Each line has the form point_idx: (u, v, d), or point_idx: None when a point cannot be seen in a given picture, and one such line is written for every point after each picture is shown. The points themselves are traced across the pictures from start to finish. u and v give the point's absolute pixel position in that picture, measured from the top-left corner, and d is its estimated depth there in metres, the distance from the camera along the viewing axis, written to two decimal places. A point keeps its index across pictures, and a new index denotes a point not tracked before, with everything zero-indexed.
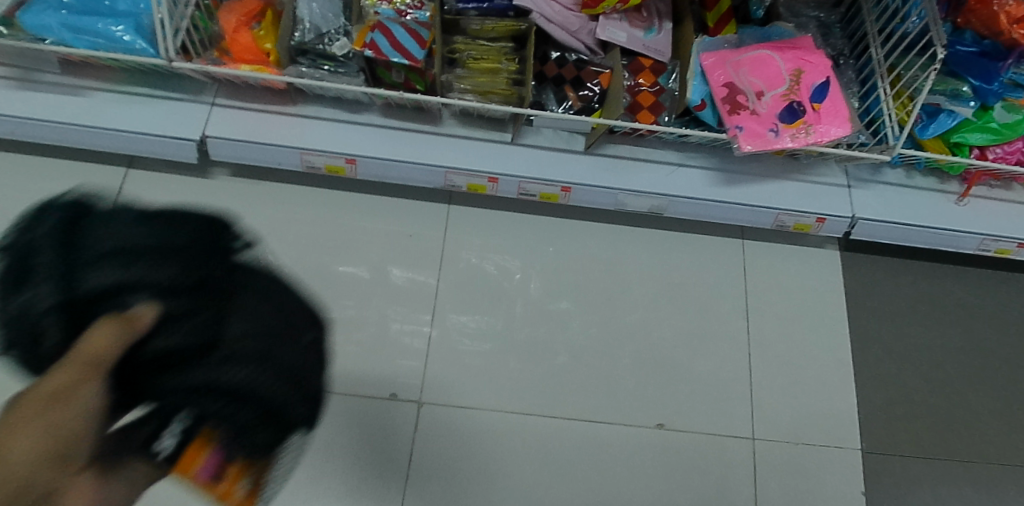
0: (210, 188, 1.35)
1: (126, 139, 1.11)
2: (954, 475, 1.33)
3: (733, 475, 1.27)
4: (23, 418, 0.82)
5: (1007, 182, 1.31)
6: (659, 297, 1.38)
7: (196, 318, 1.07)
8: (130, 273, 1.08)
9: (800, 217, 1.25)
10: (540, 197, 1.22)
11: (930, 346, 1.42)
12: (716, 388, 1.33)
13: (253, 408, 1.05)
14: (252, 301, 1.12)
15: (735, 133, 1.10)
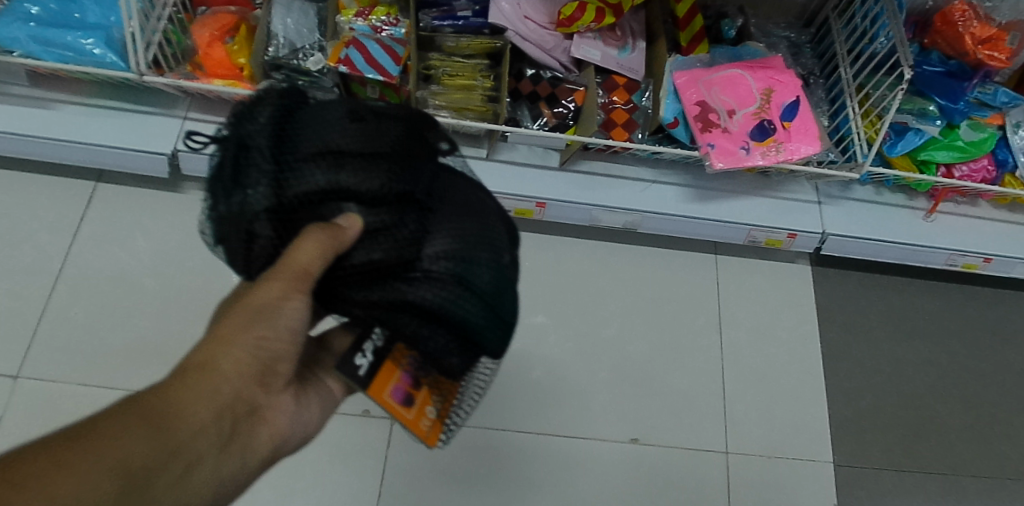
0: (183, 202, 1.34)
1: (98, 153, 1.10)
2: (924, 487, 1.34)
3: (706, 489, 1.28)
4: (232, 326, 0.63)
5: (973, 198, 1.34)
6: (634, 311, 1.39)
7: (405, 229, 0.62)
8: (315, 178, 0.61)
9: (772, 233, 1.27)
10: (516, 212, 1.23)
11: (900, 359, 1.44)
12: (690, 402, 1.34)
13: (450, 333, 0.63)
14: (456, 222, 0.64)
15: (707, 151, 1.11)
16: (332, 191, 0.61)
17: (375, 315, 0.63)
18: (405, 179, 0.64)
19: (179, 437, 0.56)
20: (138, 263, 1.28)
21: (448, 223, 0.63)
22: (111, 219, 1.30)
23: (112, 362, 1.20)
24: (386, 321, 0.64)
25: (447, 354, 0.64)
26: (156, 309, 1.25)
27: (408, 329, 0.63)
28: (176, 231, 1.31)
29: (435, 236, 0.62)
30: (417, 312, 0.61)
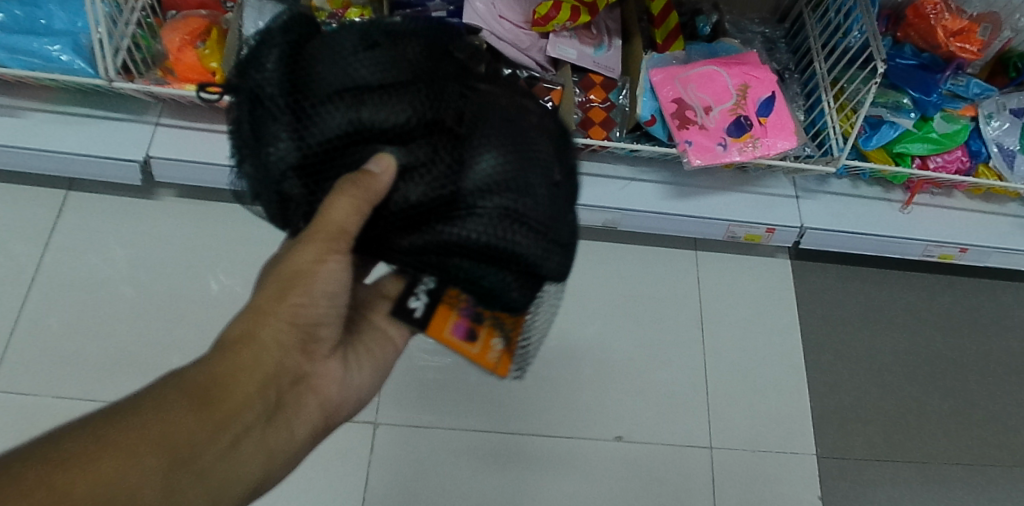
0: (157, 208, 1.32)
1: (69, 161, 1.08)
2: (906, 476, 1.36)
3: (692, 484, 1.28)
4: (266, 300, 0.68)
5: (948, 189, 1.35)
6: (616, 309, 1.39)
7: (440, 158, 0.61)
8: (336, 116, 0.59)
9: (751, 228, 1.27)
10: None
11: (880, 350, 1.46)
12: (674, 398, 1.34)
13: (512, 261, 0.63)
14: (493, 144, 0.63)
15: (684, 148, 1.12)
16: (354, 129, 0.60)
17: (425, 248, 0.63)
18: (432, 106, 0.61)
19: (224, 418, 0.62)
20: (112, 272, 1.26)
21: (487, 146, 0.63)
22: (84, 228, 1.28)
23: (88, 373, 1.18)
24: (438, 256, 0.64)
25: (511, 286, 0.65)
26: (133, 318, 1.23)
27: (461, 265, 0.63)
28: (151, 239, 1.29)
29: (476, 160, 0.62)
30: (469, 245, 0.62)
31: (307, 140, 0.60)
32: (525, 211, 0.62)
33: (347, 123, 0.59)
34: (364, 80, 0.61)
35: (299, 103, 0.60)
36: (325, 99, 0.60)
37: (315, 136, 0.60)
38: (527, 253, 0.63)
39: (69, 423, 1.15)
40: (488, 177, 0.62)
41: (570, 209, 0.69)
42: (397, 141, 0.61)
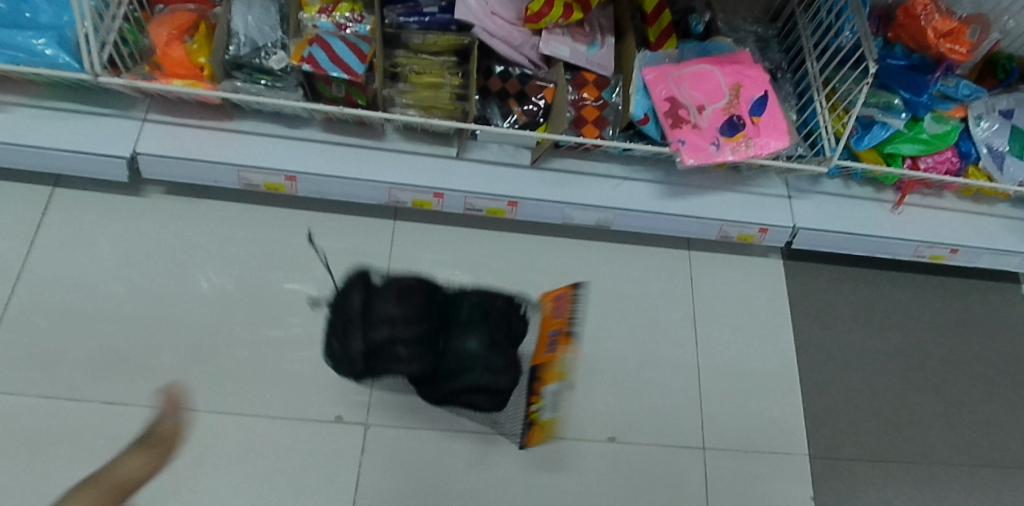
0: (144, 206, 1.30)
1: (52, 158, 1.06)
2: (898, 476, 1.36)
3: (684, 486, 1.27)
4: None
5: (938, 190, 1.36)
6: (609, 309, 1.38)
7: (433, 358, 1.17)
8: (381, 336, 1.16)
9: (744, 228, 1.27)
10: (487, 212, 1.22)
11: (871, 351, 1.45)
12: (666, 399, 1.33)
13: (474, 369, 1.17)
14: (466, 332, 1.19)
15: (677, 147, 1.11)
16: (392, 341, 1.16)
17: (440, 393, 1.19)
18: (429, 336, 1.18)
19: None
20: (98, 270, 1.24)
21: (466, 338, 1.19)
22: (69, 225, 1.26)
23: (73, 374, 1.17)
24: (448, 395, 1.19)
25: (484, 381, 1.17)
26: (119, 317, 1.22)
27: (458, 390, 1.18)
28: (138, 237, 1.27)
29: (462, 345, 1.18)
30: (463, 386, 1.17)
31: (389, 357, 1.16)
32: (489, 367, 1.18)
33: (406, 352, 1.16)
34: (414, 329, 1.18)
35: (388, 349, 1.16)
36: (397, 343, 1.16)
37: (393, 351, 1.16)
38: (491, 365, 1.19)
39: (53, 423, 1.13)
40: (472, 358, 1.18)
41: (514, 350, 1.23)
42: (413, 358, 1.16)
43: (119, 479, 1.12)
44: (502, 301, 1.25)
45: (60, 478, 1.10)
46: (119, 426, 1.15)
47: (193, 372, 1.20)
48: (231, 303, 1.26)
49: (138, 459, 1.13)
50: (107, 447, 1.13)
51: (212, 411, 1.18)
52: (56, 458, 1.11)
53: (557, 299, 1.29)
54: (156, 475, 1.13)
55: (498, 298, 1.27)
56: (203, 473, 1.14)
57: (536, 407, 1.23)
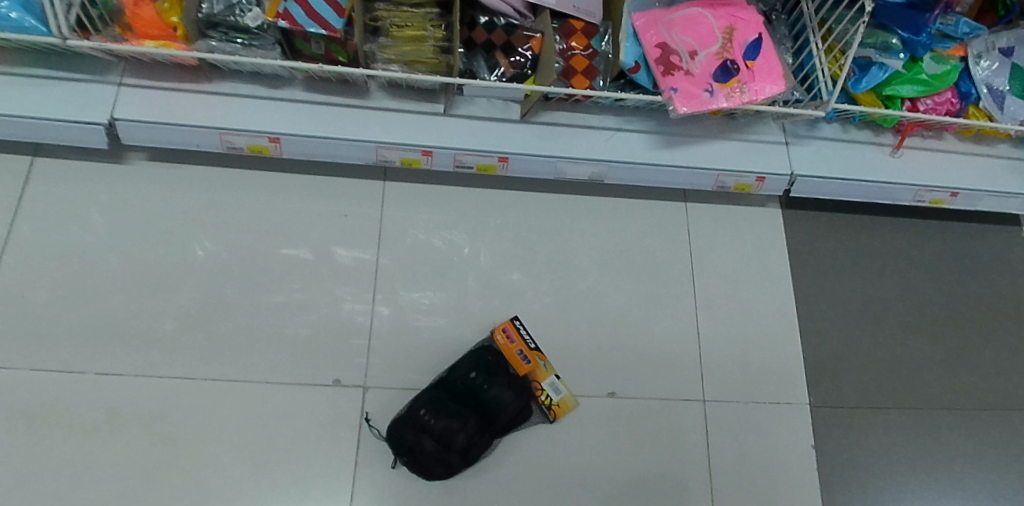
0: (129, 173, 1.27)
1: (30, 126, 1.04)
2: (899, 423, 1.36)
3: (685, 438, 1.28)
4: None
5: (939, 131, 1.32)
6: (606, 265, 1.37)
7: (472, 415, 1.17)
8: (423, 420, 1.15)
9: (740, 177, 1.24)
10: (477, 169, 1.19)
11: (872, 298, 1.44)
12: (667, 353, 1.32)
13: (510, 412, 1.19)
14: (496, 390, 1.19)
15: (670, 95, 1.08)
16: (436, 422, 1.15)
17: (493, 435, 1.19)
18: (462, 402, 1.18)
19: None
20: (84, 241, 1.22)
21: (497, 390, 1.19)
22: (54, 194, 1.24)
23: (68, 345, 1.16)
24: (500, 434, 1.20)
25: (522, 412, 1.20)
26: (108, 287, 1.20)
27: (505, 424, 1.19)
28: (124, 206, 1.25)
29: (492, 394, 1.18)
30: (508, 420, 1.19)
31: (446, 450, 1.15)
32: (517, 397, 1.19)
33: (452, 435, 1.14)
34: (437, 411, 1.16)
35: (431, 446, 1.14)
36: (432, 434, 1.14)
37: (435, 436, 1.14)
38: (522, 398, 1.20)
39: (49, 396, 1.13)
40: (501, 402, 1.18)
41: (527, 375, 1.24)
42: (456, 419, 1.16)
43: (122, 448, 1.13)
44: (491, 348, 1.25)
45: (63, 448, 1.11)
46: (117, 395, 1.15)
47: (188, 340, 1.19)
48: (224, 269, 1.24)
49: (138, 427, 1.14)
50: (105, 418, 1.14)
51: (208, 379, 1.18)
52: (54, 431, 1.12)
53: (505, 330, 1.25)
54: (154, 445, 1.14)
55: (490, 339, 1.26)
56: (203, 441, 1.15)
57: (545, 395, 1.24)
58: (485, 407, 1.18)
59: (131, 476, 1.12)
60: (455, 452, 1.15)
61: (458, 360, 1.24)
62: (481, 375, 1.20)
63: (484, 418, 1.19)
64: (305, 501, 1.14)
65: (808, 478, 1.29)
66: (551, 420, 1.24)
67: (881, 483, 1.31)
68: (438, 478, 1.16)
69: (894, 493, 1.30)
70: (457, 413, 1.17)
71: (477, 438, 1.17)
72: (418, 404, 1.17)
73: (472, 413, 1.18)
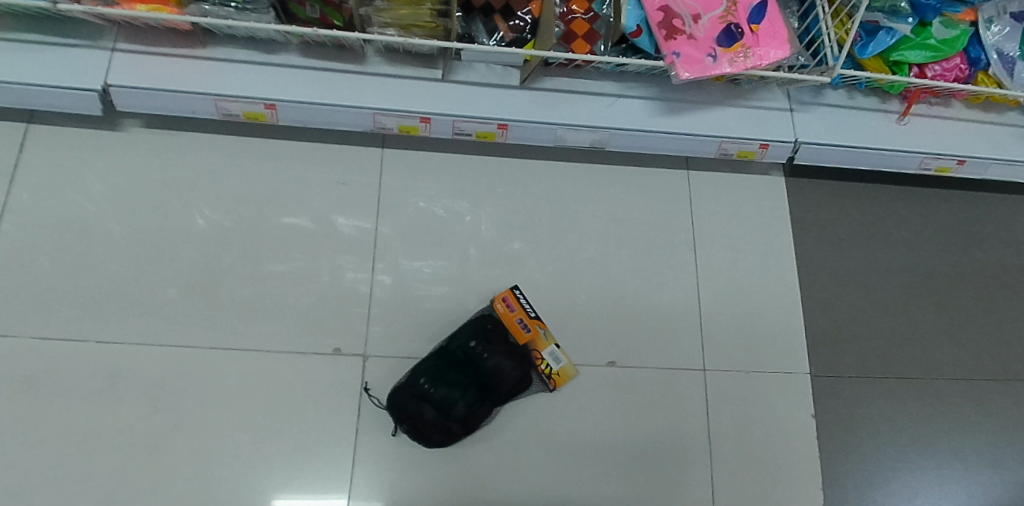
0: (125, 141, 1.26)
1: (25, 93, 1.03)
2: (900, 392, 1.36)
3: (685, 407, 1.28)
4: None
5: (946, 99, 1.29)
6: (607, 234, 1.36)
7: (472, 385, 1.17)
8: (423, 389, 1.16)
9: (743, 144, 1.22)
10: (476, 136, 1.18)
11: (876, 267, 1.43)
12: (667, 323, 1.32)
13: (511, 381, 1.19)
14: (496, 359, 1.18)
15: (672, 60, 1.06)
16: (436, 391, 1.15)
17: (493, 403, 1.19)
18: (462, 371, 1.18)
19: None
20: (81, 210, 1.21)
21: (497, 359, 1.18)
22: (50, 162, 1.23)
23: (68, 313, 1.16)
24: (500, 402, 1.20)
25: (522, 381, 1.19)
26: (107, 256, 1.20)
27: (505, 394, 1.19)
28: (121, 174, 1.24)
29: (492, 364, 1.18)
30: (508, 389, 1.18)
31: (446, 418, 1.15)
32: (517, 367, 1.19)
33: (451, 403, 1.15)
34: (437, 380, 1.16)
35: (431, 414, 1.15)
36: (432, 403, 1.15)
37: (435, 405, 1.15)
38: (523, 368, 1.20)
39: (50, 364, 1.14)
40: (501, 372, 1.18)
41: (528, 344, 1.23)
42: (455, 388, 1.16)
43: (124, 415, 1.14)
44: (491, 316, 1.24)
45: (65, 415, 1.12)
46: (118, 363, 1.16)
47: (188, 309, 1.19)
48: (224, 238, 1.24)
49: (140, 395, 1.15)
50: (107, 385, 1.14)
51: (209, 348, 1.18)
52: (56, 398, 1.13)
53: (506, 299, 1.24)
54: (156, 412, 1.14)
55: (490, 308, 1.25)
56: (204, 408, 1.16)
57: (545, 364, 1.23)
58: (485, 377, 1.18)
59: (133, 442, 1.13)
60: (455, 421, 1.16)
61: (458, 328, 1.23)
62: (481, 344, 1.19)
63: (484, 387, 1.19)
64: (307, 467, 1.15)
65: (807, 447, 1.29)
66: (551, 389, 1.24)
67: (879, 452, 1.31)
68: (438, 446, 1.17)
69: (892, 462, 1.31)
70: (457, 382, 1.17)
71: (476, 407, 1.17)
72: (418, 373, 1.17)
73: (472, 382, 1.18)
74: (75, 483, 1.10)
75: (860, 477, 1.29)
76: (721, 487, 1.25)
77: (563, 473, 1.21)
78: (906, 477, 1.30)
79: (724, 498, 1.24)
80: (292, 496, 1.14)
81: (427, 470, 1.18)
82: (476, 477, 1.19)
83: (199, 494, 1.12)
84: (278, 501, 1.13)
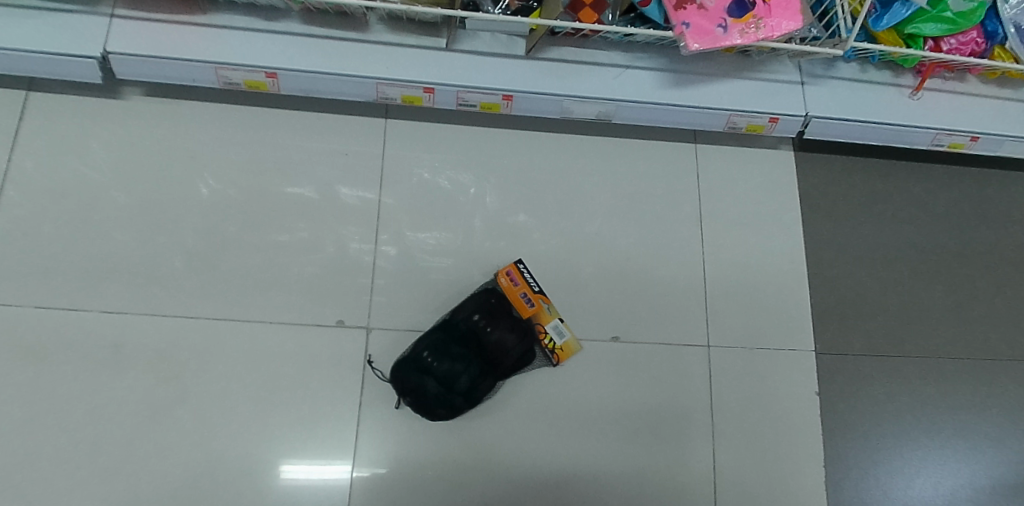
0: (126, 109, 1.25)
1: (25, 59, 1.02)
2: (906, 370, 1.35)
3: (689, 382, 1.28)
4: None
5: (961, 73, 1.25)
6: (613, 208, 1.34)
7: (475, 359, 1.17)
8: (428, 363, 1.15)
9: (752, 117, 1.20)
10: (481, 107, 1.17)
11: (884, 244, 1.42)
12: (672, 297, 1.31)
13: (513, 355, 1.19)
14: (500, 333, 1.18)
15: (681, 30, 1.03)
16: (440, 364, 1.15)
17: (496, 377, 1.19)
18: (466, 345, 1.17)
19: None
20: (83, 179, 1.21)
21: (500, 334, 1.18)
22: (51, 131, 1.22)
23: (69, 282, 1.16)
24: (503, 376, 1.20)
25: (525, 356, 1.20)
26: (109, 225, 1.19)
27: (508, 368, 1.19)
28: (122, 142, 1.23)
29: (496, 338, 1.18)
30: (511, 363, 1.19)
31: (449, 392, 1.15)
32: (520, 341, 1.19)
33: (455, 377, 1.15)
34: (441, 354, 1.16)
35: (434, 388, 1.15)
36: (435, 377, 1.15)
37: (438, 379, 1.15)
38: (525, 343, 1.20)
39: (55, 333, 1.14)
40: (504, 346, 1.18)
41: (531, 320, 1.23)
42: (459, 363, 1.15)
43: (128, 386, 1.14)
44: (495, 290, 1.23)
45: (70, 385, 1.13)
46: (122, 333, 1.16)
47: (191, 279, 1.19)
48: (227, 208, 1.23)
49: (144, 365, 1.15)
50: (110, 355, 1.15)
51: (213, 318, 1.18)
52: (61, 368, 1.13)
53: (508, 273, 1.23)
54: (160, 382, 1.15)
55: (493, 282, 1.25)
56: (208, 378, 1.16)
57: (547, 338, 1.22)
58: (488, 350, 1.18)
59: (139, 412, 1.13)
60: (458, 394, 1.15)
61: (462, 302, 1.23)
62: (483, 318, 1.19)
63: (487, 361, 1.18)
64: (311, 437, 1.16)
65: (810, 424, 1.29)
66: (554, 364, 1.23)
67: (883, 430, 1.31)
68: (440, 419, 1.17)
69: (896, 440, 1.30)
70: (460, 356, 1.16)
71: (480, 381, 1.17)
72: (421, 346, 1.17)
73: (475, 356, 1.17)
74: (80, 452, 1.10)
75: (864, 454, 1.29)
76: (724, 462, 1.25)
77: (567, 446, 1.22)
78: (909, 455, 1.30)
79: (727, 473, 1.25)
80: (298, 463, 1.14)
81: (431, 441, 1.18)
82: (480, 449, 1.19)
83: (203, 463, 1.12)
84: (284, 468, 1.14)
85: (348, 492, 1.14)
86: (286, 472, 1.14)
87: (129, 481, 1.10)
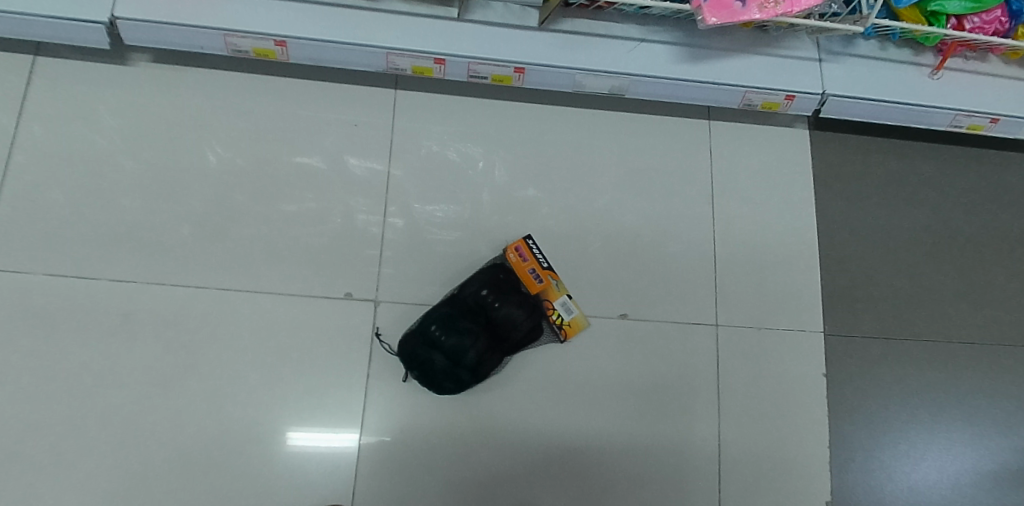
0: (135, 76, 1.24)
1: (32, 23, 1.01)
2: (914, 353, 1.34)
3: (695, 360, 1.27)
4: None
5: (984, 53, 1.22)
6: (623, 184, 1.33)
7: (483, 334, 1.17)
8: (436, 336, 1.15)
9: (767, 95, 1.18)
10: (492, 79, 1.15)
11: (897, 225, 1.40)
12: (681, 275, 1.30)
13: (521, 330, 1.18)
14: (507, 309, 1.18)
15: (699, 3, 1.00)
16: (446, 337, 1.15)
17: (504, 352, 1.19)
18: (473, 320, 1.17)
19: None
20: (91, 145, 1.20)
21: (508, 309, 1.18)
22: (59, 96, 1.21)
23: (78, 249, 1.16)
24: (511, 352, 1.20)
25: (533, 332, 1.20)
26: (117, 192, 1.19)
27: (516, 343, 1.19)
28: (131, 109, 1.22)
29: (503, 313, 1.18)
30: (520, 338, 1.19)
31: (455, 366, 1.15)
32: (527, 317, 1.19)
33: (463, 352, 1.15)
34: (448, 328, 1.16)
35: (441, 361, 1.15)
36: (442, 350, 1.15)
37: (445, 353, 1.15)
38: (533, 319, 1.19)
39: (64, 301, 1.14)
40: (511, 322, 1.18)
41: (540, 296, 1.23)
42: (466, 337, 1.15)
43: (136, 354, 1.14)
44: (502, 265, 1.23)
45: (79, 352, 1.13)
46: (131, 300, 1.16)
47: (199, 248, 1.19)
48: (236, 177, 1.22)
49: (152, 332, 1.15)
50: (120, 321, 1.15)
51: (220, 287, 1.18)
52: (71, 334, 1.13)
53: (518, 248, 1.22)
54: (169, 350, 1.15)
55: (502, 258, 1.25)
56: (217, 347, 1.16)
57: (556, 315, 1.22)
58: (496, 325, 1.18)
59: (148, 378, 1.14)
60: (465, 368, 1.15)
61: (469, 277, 1.22)
62: (491, 293, 1.18)
63: (495, 336, 1.18)
64: (317, 407, 1.16)
65: (817, 405, 1.29)
66: (561, 340, 1.23)
67: (890, 412, 1.30)
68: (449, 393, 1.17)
69: (901, 422, 1.30)
70: (467, 330, 1.16)
71: (487, 355, 1.17)
72: (428, 320, 1.17)
73: (482, 331, 1.17)
74: (88, 417, 1.11)
75: (869, 435, 1.29)
76: (729, 440, 1.25)
77: (572, 421, 1.22)
78: (915, 437, 1.30)
79: (732, 451, 1.25)
80: (305, 431, 1.15)
81: (437, 414, 1.18)
82: (485, 422, 1.19)
83: (211, 430, 1.13)
84: (291, 436, 1.15)
85: (354, 461, 1.15)
86: (293, 440, 1.15)
87: (138, 446, 1.11)
